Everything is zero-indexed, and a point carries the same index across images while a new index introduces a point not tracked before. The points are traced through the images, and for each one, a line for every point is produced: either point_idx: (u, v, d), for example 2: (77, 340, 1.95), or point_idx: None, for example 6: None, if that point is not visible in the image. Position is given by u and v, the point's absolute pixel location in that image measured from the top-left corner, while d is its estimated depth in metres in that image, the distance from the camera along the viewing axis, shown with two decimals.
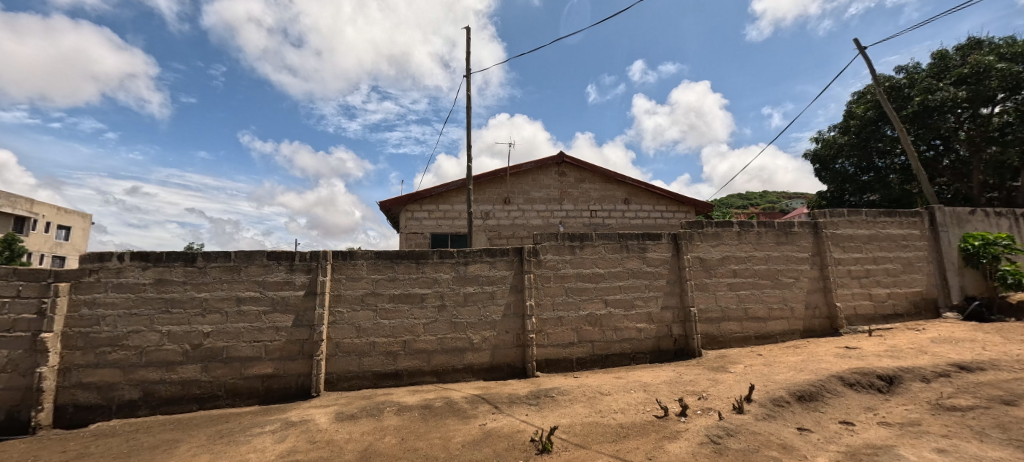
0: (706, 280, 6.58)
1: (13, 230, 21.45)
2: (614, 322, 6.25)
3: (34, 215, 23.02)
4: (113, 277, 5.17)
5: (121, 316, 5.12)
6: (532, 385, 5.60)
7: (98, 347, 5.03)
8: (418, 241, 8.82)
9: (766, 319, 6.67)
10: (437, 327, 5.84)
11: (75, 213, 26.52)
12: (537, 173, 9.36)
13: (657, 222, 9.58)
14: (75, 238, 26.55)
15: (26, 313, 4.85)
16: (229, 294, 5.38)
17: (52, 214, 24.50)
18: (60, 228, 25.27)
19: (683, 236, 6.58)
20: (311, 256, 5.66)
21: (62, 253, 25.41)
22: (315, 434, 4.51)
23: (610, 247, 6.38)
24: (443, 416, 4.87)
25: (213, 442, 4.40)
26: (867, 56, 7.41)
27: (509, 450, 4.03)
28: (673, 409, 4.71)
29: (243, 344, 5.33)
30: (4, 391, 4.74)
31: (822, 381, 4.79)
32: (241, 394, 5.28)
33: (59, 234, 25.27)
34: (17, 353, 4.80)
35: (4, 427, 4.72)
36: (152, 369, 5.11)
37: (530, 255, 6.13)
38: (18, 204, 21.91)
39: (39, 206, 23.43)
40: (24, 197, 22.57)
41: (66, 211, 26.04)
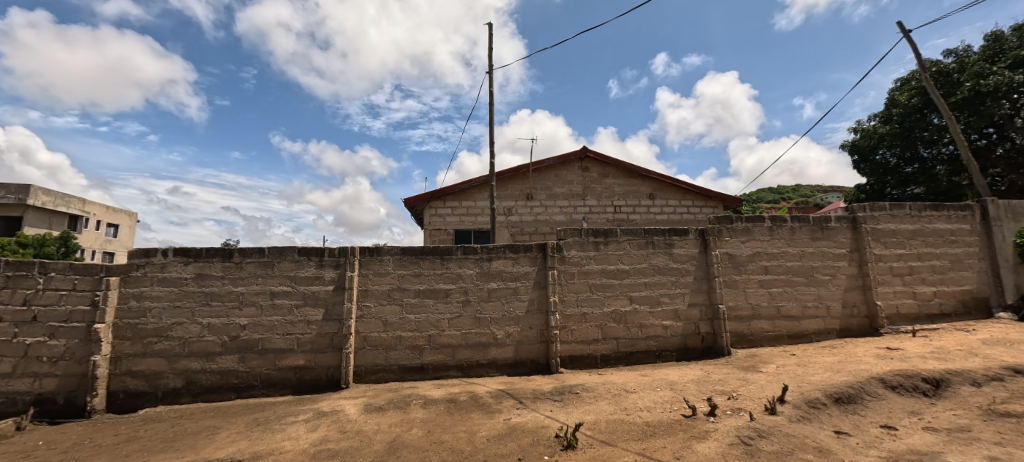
0: (735, 277, 6.38)
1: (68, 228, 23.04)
2: (639, 319, 6.16)
3: (86, 214, 24.62)
4: (158, 271, 5.48)
5: (165, 308, 5.42)
6: (555, 381, 5.60)
7: (145, 337, 5.36)
8: (442, 237, 8.92)
9: (800, 317, 6.42)
10: (461, 322, 5.91)
11: (122, 213, 28.20)
12: (560, 169, 9.30)
13: (684, 217, 9.35)
14: (123, 235, 28.26)
15: (81, 305, 5.22)
16: (264, 289, 5.61)
17: (102, 213, 26.16)
18: (110, 226, 26.95)
19: (711, 231, 6.40)
20: (340, 251, 5.83)
21: (111, 249, 27.11)
22: (346, 424, 4.66)
23: (636, 243, 6.28)
24: (468, 410, 4.93)
25: (251, 429, 4.62)
26: (910, 40, 6.97)
27: (534, 445, 4.04)
28: (702, 408, 4.61)
29: (276, 337, 5.55)
30: (63, 377, 5.11)
31: (861, 384, 4.58)
32: (275, 385, 5.51)
33: (108, 232, 26.90)
34: (74, 343, 5.17)
35: (64, 410, 5.09)
36: (194, 359, 5.40)
37: (553, 251, 6.11)
38: (72, 203, 23.49)
39: (90, 205, 25.04)
40: (77, 197, 24.17)
41: (115, 210, 27.72)
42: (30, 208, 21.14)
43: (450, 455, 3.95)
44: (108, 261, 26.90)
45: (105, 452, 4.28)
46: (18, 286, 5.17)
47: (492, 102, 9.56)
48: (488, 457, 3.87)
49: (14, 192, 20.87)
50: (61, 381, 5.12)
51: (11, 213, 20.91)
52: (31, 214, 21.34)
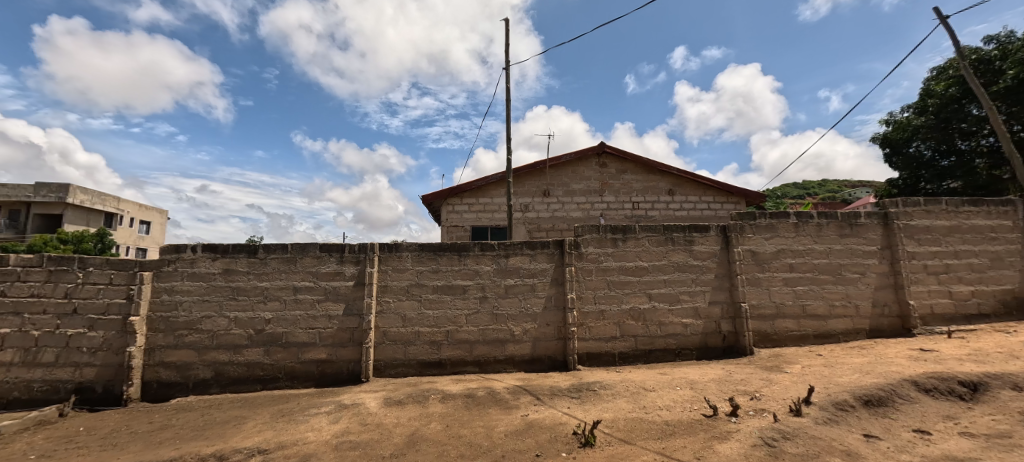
0: (758, 275, 6.22)
1: (104, 225, 24.18)
2: (658, 317, 6.07)
3: (121, 212, 25.77)
4: (188, 267, 5.70)
5: (195, 302, 5.64)
6: (573, 378, 5.59)
7: (176, 330, 5.58)
8: (459, 234, 8.98)
9: (827, 316, 6.21)
10: (479, 318, 5.95)
11: (155, 210, 29.36)
12: (577, 165, 9.24)
13: (704, 214, 9.16)
14: (155, 232, 29.46)
15: (117, 299, 5.48)
16: (287, 284, 5.77)
17: (135, 210, 27.31)
18: (143, 223, 28.16)
19: (732, 228, 6.25)
20: (360, 248, 5.94)
21: (144, 245, 28.32)
22: (366, 417, 4.76)
23: (655, 240, 6.19)
24: (486, 405, 4.97)
25: (276, 420, 4.77)
26: (946, 26, 6.63)
27: (552, 442, 4.04)
28: (723, 409, 4.52)
29: (299, 330, 5.71)
30: (101, 367, 5.39)
31: (892, 386, 4.41)
32: (298, 377, 5.66)
33: (141, 229, 28.08)
34: (111, 334, 5.43)
35: (102, 398, 5.37)
36: (222, 351, 5.60)
37: (571, 248, 6.08)
38: (108, 201, 24.60)
39: (124, 203, 26.20)
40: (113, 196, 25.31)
41: (148, 208, 28.90)
42: (69, 206, 22.35)
43: (468, 450, 3.98)
44: (141, 256, 28.13)
45: (141, 439, 4.50)
46: (60, 280, 5.46)
47: (509, 99, 9.55)
48: (506, 453, 3.90)
49: (55, 190, 22.06)
50: (99, 371, 5.39)
51: (53, 211, 22.26)
52: (71, 212, 22.51)
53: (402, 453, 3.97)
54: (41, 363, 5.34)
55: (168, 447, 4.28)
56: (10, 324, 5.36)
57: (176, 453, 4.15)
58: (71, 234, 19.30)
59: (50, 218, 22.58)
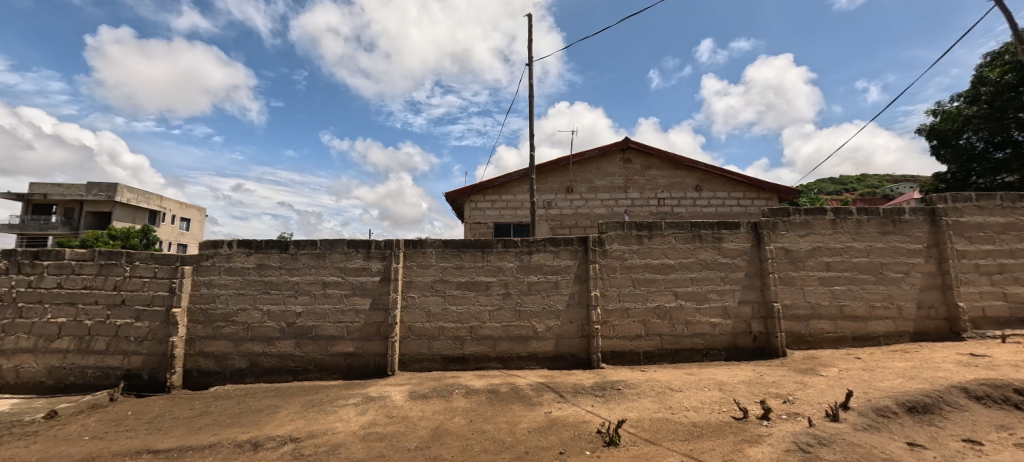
0: (791, 274, 5.98)
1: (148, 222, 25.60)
2: (684, 316, 5.93)
3: (163, 209, 27.21)
4: (224, 262, 5.97)
5: (231, 295, 5.90)
6: (597, 376, 5.54)
7: (214, 321, 5.86)
8: (482, 231, 9.03)
9: (867, 318, 5.91)
10: (502, 314, 5.97)
11: (194, 208, 30.84)
12: (601, 161, 9.11)
13: (733, 210, 8.87)
14: (194, 229, 30.97)
15: (161, 291, 5.81)
16: (317, 279, 5.96)
17: (176, 208, 28.79)
18: (183, 220, 29.66)
19: (764, 225, 6.02)
20: (385, 244, 6.06)
21: (184, 241, 29.83)
22: (392, 409, 4.87)
23: (681, 237, 6.04)
24: (509, 401, 5.00)
25: (307, 410, 4.95)
26: (1003, 7, 6.14)
27: (576, 440, 4.02)
28: (754, 411, 4.38)
29: (328, 324, 5.89)
30: (147, 355, 5.73)
31: (939, 393, 4.16)
32: (327, 369, 5.85)
33: (182, 226, 29.59)
34: (155, 325, 5.76)
35: (148, 384, 5.71)
36: (256, 342, 5.85)
37: (595, 245, 6.01)
38: (151, 200, 26.03)
39: (166, 202, 27.65)
40: (155, 195, 26.75)
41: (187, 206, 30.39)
42: (117, 204, 23.79)
43: (492, 445, 4.01)
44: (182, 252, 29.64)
45: (183, 424, 4.76)
46: (110, 273, 5.83)
47: (532, 95, 9.50)
48: (530, 449, 3.90)
49: (105, 189, 23.56)
50: (145, 359, 5.73)
51: (103, 209, 23.77)
52: (119, 210, 23.95)
53: (427, 446, 4.04)
54: (93, 351, 5.72)
55: (208, 433, 4.51)
56: (66, 314, 5.76)
57: (215, 438, 4.37)
58: (118, 230, 20.58)
59: (100, 215, 24.24)
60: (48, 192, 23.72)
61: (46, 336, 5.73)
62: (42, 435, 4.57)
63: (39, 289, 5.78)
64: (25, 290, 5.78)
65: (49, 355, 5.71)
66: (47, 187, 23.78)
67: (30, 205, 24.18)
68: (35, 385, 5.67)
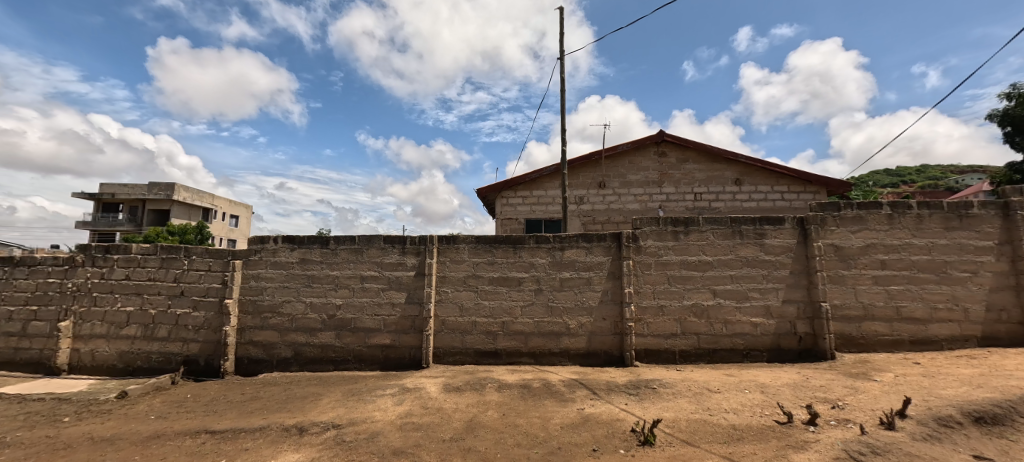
0: (842, 272, 5.62)
1: (201, 219, 27.42)
2: (723, 314, 5.71)
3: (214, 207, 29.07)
4: (271, 256, 6.31)
5: (277, 288, 6.24)
6: (630, 374, 5.45)
7: (262, 312, 6.22)
8: (513, 227, 9.06)
9: (927, 320, 5.47)
10: (534, 310, 5.98)
11: (241, 206, 32.71)
12: (634, 155, 8.89)
13: (777, 205, 8.44)
14: (242, 225, 32.90)
15: (215, 284, 6.23)
16: (356, 273, 6.19)
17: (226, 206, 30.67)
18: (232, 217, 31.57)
19: (811, 220, 5.68)
20: (420, 240, 6.21)
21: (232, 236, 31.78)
22: (427, 401, 5.01)
23: (720, 233, 5.81)
24: (542, 397, 5.01)
25: (347, 398, 5.18)
26: None
27: (609, 438, 3.98)
28: (800, 416, 4.17)
29: (366, 317, 6.11)
30: (204, 343, 6.17)
31: (1011, 403, 3.80)
32: (365, 360, 6.08)
33: (231, 222, 31.50)
34: (210, 314, 6.19)
35: (205, 370, 6.15)
36: (299, 333, 6.16)
37: (629, 241, 5.89)
38: (204, 198, 27.85)
39: (217, 200, 29.50)
40: (208, 193, 28.59)
41: (235, 204, 32.27)
42: (173, 203, 25.63)
43: (525, 440, 4.04)
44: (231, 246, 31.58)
45: (236, 408, 5.09)
46: (170, 266, 6.30)
47: (563, 89, 9.38)
48: (563, 445, 3.90)
49: (163, 189, 25.34)
50: (202, 346, 6.17)
51: (162, 207, 25.67)
52: (176, 208, 25.85)
53: (461, 438, 4.13)
54: (157, 337, 6.22)
55: (258, 417, 4.81)
56: (133, 303, 6.29)
57: (265, 422, 4.66)
58: (176, 226, 22.18)
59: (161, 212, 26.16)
60: (116, 191, 25.77)
61: (117, 324, 6.28)
62: (115, 413, 5.03)
63: (110, 280, 6.34)
64: (99, 281, 6.35)
65: (120, 340, 6.26)
66: (115, 187, 25.83)
67: (100, 204, 26.33)
68: (108, 367, 6.24)
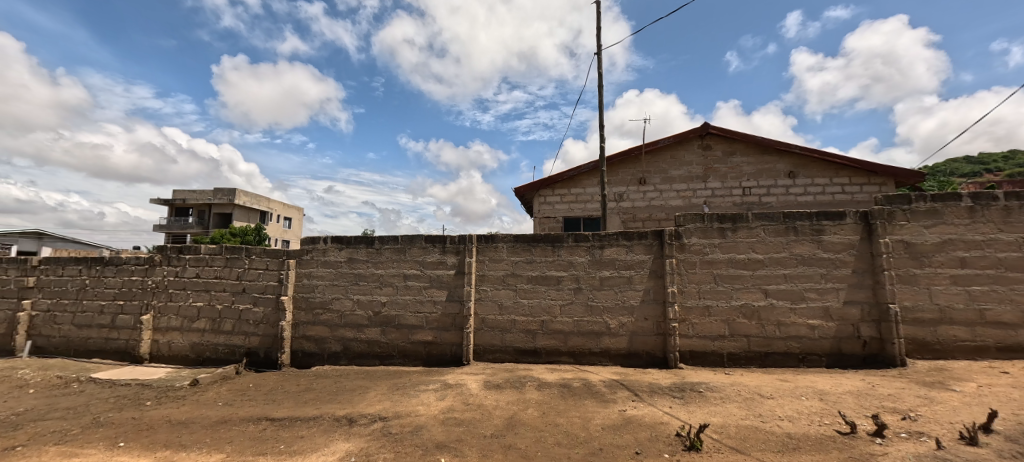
0: (913, 271, 5.13)
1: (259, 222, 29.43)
2: (776, 316, 5.39)
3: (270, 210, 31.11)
4: (321, 255, 6.67)
5: (327, 286, 6.59)
6: (674, 377, 5.27)
7: (314, 309, 6.59)
8: (551, 225, 9.03)
9: (1017, 325, 4.89)
10: (573, 309, 5.93)
11: (293, 209, 34.78)
12: (677, 149, 8.58)
13: (837, 199, 7.84)
14: (294, 226, 34.98)
15: (272, 281, 6.69)
16: (399, 271, 6.42)
17: (280, 209, 32.73)
18: (285, 219, 33.65)
19: (877, 215, 5.22)
20: (460, 239, 6.33)
21: (286, 237, 33.88)
22: (468, 397, 5.11)
23: (772, 229, 5.47)
24: (582, 396, 4.97)
25: (392, 392, 5.38)
26: None
27: (653, 441, 3.88)
28: (865, 427, 3.85)
29: (409, 314, 6.32)
30: (263, 337, 6.63)
31: None
32: (409, 356, 6.29)
33: (284, 224, 33.60)
34: (268, 310, 6.65)
35: (264, 361, 6.61)
36: (348, 329, 6.47)
37: (671, 238, 5.69)
38: (261, 202, 29.86)
39: (273, 203, 31.56)
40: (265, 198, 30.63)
41: (289, 207, 34.35)
42: (235, 207, 27.70)
43: (565, 439, 4.03)
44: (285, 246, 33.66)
45: (292, 398, 5.44)
46: (233, 265, 6.83)
47: (600, 85, 9.20)
48: (604, 446, 3.85)
49: (226, 194, 27.41)
50: (261, 339, 6.64)
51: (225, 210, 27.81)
52: (237, 211, 27.94)
53: (501, 434, 4.18)
54: (223, 330, 6.76)
55: (312, 407, 5.11)
56: (203, 299, 6.87)
57: (318, 412, 4.95)
58: (236, 228, 23.99)
59: (225, 215, 28.24)
60: (184, 196, 27.97)
61: (189, 318, 6.89)
62: (188, 399, 5.53)
63: (183, 278, 6.97)
64: (174, 279, 7.00)
65: (191, 333, 6.86)
66: (185, 193, 28.18)
67: (173, 208, 28.76)
68: (182, 357, 6.86)
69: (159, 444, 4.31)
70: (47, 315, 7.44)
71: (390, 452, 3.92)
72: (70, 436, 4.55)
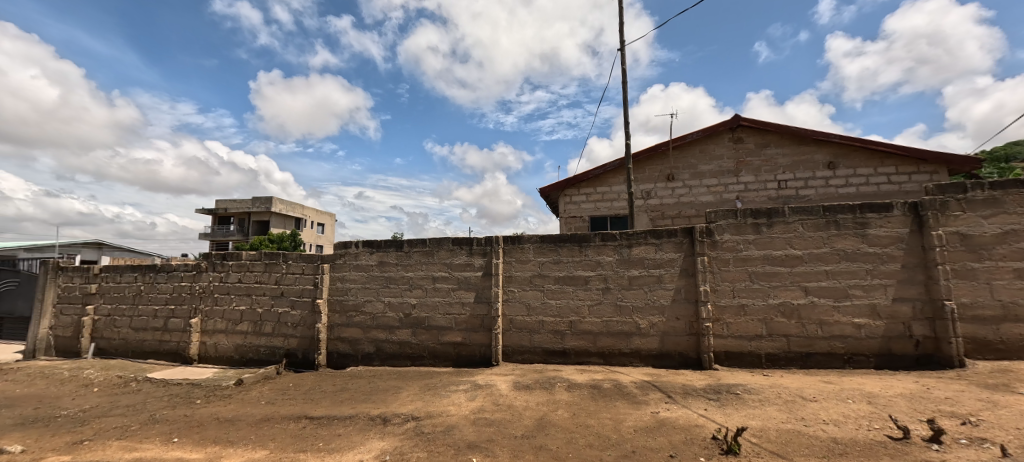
0: (971, 265, 4.76)
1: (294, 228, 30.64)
2: (818, 315, 5.13)
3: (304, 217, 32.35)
4: (353, 259, 6.89)
5: (360, 289, 6.79)
6: (709, 378, 5.11)
7: (348, 311, 6.81)
8: (578, 225, 8.95)
9: None
10: (602, 309, 5.86)
11: (326, 215, 36.05)
12: (706, 143, 8.33)
13: (884, 189, 7.39)
14: (327, 232, 36.24)
15: (307, 285, 6.96)
16: (428, 274, 6.53)
17: (314, 215, 33.96)
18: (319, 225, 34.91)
19: (928, 205, 4.87)
20: (486, 240, 6.37)
21: (319, 242, 35.14)
22: (498, 397, 5.14)
23: (811, 224, 5.22)
24: (613, 398, 4.89)
25: (424, 392, 5.48)
26: None
27: (688, 445, 3.77)
28: (919, 432, 3.60)
29: (439, 315, 6.42)
30: (301, 338, 6.91)
31: None
32: (439, 356, 6.39)
33: (318, 230, 34.86)
34: (305, 313, 6.91)
35: (302, 362, 6.88)
36: (380, 330, 6.65)
37: (702, 235, 5.52)
38: (296, 209, 31.08)
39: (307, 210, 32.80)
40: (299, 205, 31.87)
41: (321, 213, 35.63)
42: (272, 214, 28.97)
43: (597, 441, 3.98)
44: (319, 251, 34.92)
45: (329, 397, 5.64)
46: (272, 270, 7.15)
47: (624, 81, 9.05)
48: (637, 449, 3.78)
49: (264, 203, 28.69)
50: (299, 341, 6.92)
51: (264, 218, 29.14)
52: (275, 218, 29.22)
53: (532, 435, 4.18)
54: (264, 332, 7.09)
55: (348, 406, 5.28)
56: (245, 303, 7.23)
57: (353, 411, 5.10)
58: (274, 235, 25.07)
59: (264, 223, 29.56)
60: (226, 205, 29.43)
61: (233, 320, 7.26)
62: (234, 397, 5.83)
63: (227, 283, 7.36)
64: (218, 284, 7.40)
65: (235, 335, 7.23)
66: (226, 202, 29.65)
67: (216, 217, 30.32)
68: (227, 358, 7.24)
69: (209, 440, 4.56)
70: (108, 319, 8.03)
71: (424, 451, 3.99)
72: (130, 431, 4.89)
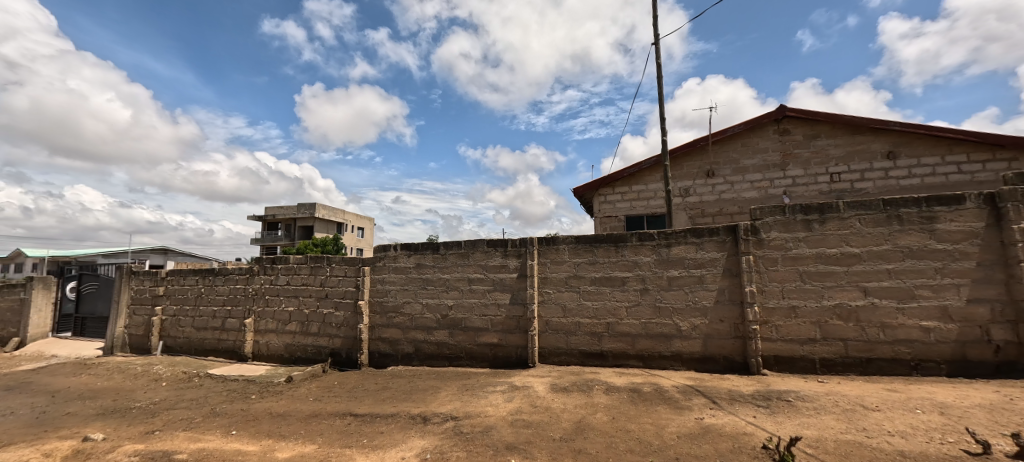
0: None
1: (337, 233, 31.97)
2: (879, 317, 4.74)
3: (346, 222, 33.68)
4: (392, 262, 7.09)
5: (399, 291, 6.97)
6: (757, 384, 4.85)
7: (388, 312, 7.01)
8: (613, 224, 8.76)
9: None
10: (640, 311, 5.70)
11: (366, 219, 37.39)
12: (749, 137, 7.92)
13: (954, 180, 6.74)
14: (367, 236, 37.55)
15: (350, 287, 7.23)
16: (464, 275, 6.60)
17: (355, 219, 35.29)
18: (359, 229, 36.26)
19: (1009, 196, 4.37)
20: (521, 242, 6.37)
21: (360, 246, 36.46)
22: (536, 399, 5.11)
23: (869, 219, 4.83)
24: (654, 402, 4.74)
25: (462, 393, 5.55)
26: None
27: (735, 453, 3.59)
28: (1002, 447, 3.24)
29: (475, 316, 6.48)
30: (345, 338, 7.19)
31: None
32: (476, 357, 6.45)
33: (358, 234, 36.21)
34: (348, 313, 7.19)
35: (346, 361, 7.15)
36: (419, 331, 6.80)
37: (747, 233, 5.25)
38: (338, 214, 32.41)
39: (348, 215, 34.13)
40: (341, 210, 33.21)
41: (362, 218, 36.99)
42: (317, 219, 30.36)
43: (638, 446, 3.87)
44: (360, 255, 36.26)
45: (372, 395, 5.83)
46: (317, 272, 7.49)
47: (659, 75, 8.78)
48: (680, 455, 3.65)
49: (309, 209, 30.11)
50: (343, 340, 7.20)
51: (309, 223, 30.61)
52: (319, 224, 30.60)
53: (571, 438, 4.12)
54: (310, 332, 7.43)
55: (389, 404, 5.43)
56: (293, 304, 7.62)
57: (395, 409, 5.24)
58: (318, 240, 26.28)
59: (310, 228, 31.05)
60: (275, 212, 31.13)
61: (282, 321, 7.67)
62: (285, 394, 6.15)
63: (277, 284, 7.78)
64: (269, 286, 7.85)
65: (285, 334, 7.63)
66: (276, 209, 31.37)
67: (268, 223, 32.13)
68: (278, 356, 7.65)
69: (263, 434, 4.83)
70: (173, 319, 8.70)
71: (463, 451, 4.03)
72: (194, 423, 5.27)
